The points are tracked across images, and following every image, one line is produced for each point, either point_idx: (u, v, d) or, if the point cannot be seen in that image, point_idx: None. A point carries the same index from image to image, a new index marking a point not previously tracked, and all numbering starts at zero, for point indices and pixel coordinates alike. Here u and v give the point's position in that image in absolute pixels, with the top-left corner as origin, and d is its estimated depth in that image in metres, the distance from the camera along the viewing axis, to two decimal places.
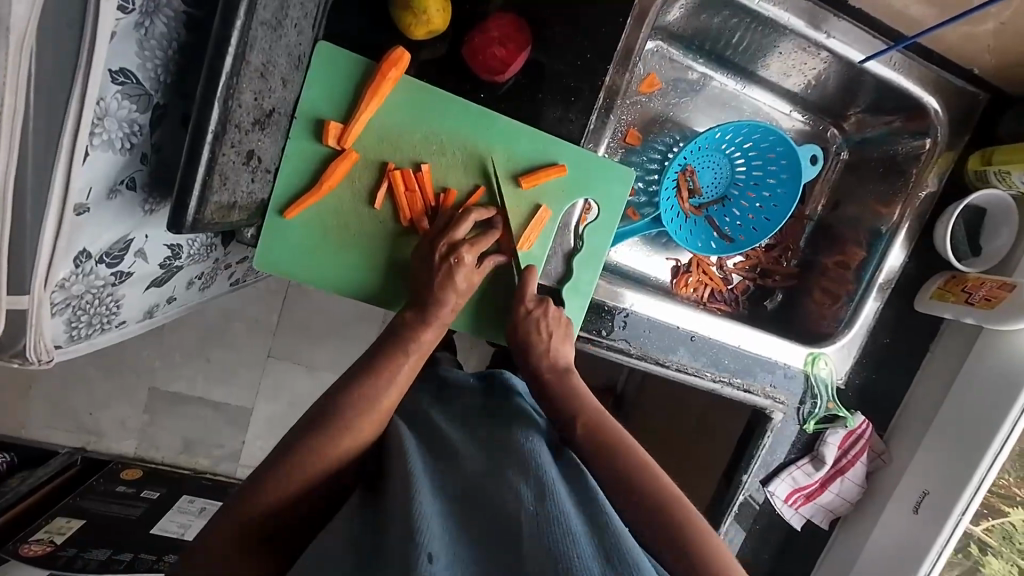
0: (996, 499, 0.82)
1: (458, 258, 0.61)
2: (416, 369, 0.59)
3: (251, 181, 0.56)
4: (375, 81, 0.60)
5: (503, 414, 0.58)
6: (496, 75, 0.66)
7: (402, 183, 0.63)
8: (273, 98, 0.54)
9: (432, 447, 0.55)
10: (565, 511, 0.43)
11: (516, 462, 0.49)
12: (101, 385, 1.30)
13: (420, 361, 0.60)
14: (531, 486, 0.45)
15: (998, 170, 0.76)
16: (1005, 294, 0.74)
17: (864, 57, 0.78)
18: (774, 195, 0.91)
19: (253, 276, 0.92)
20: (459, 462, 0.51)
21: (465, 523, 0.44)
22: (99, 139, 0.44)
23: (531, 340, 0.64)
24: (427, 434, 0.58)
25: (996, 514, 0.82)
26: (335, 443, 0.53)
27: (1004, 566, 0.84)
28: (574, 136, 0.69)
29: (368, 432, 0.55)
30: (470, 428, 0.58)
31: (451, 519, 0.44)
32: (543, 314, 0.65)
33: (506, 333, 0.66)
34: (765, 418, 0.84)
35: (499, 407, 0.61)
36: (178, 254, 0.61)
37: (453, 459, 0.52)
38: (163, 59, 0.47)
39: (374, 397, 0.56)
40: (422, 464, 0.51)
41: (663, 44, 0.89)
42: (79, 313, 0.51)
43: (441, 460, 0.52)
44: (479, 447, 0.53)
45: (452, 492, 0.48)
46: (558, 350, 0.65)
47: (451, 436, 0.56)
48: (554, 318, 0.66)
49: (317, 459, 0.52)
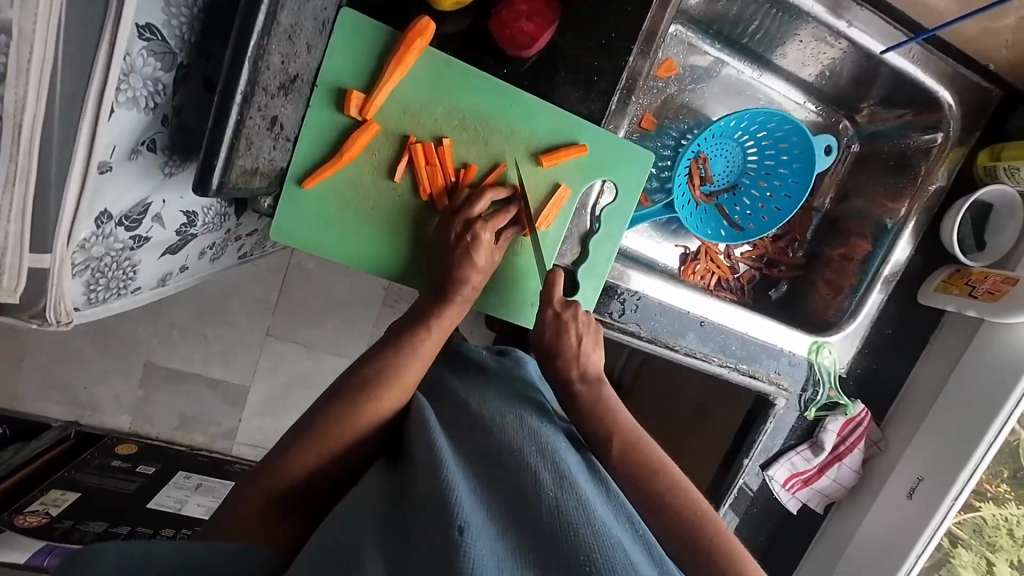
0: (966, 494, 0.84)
1: (479, 235, 0.61)
2: (437, 344, 0.60)
3: (273, 148, 0.55)
4: (399, 51, 0.59)
5: (518, 398, 0.58)
6: (522, 50, 0.65)
7: (424, 157, 0.62)
8: (298, 64, 0.53)
9: (451, 429, 0.54)
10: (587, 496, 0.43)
11: (535, 446, 0.49)
12: (97, 358, 1.29)
13: (442, 336, 0.60)
14: (554, 466, 0.46)
15: (1007, 166, 0.78)
16: (1009, 288, 0.76)
17: (885, 48, 0.78)
18: (785, 184, 0.91)
19: (260, 251, 0.91)
20: (479, 438, 0.51)
21: (486, 500, 0.43)
22: (124, 97, 0.43)
23: (562, 342, 0.64)
24: (443, 415, 0.57)
25: (966, 510, 0.85)
26: (352, 412, 0.54)
27: (971, 557, 0.87)
28: (595, 116, 0.68)
29: (386, 405, 0.55)
30: (488, 402, 0.57)
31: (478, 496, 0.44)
32: (574, 318, 0.65)
33: (535, 337, 0.65)
34: (768, 404, 0.85)
35: (517, 387, 0.60)
36: (193, 221, 0.61)
37: (473, 439, 0.51)
38: (188, 17, 0.46)
39: (394, 369, 0.57)
40: (443, 444, 0.50)
41: (682, 29, 0.88)
42: (97, 276, 0.51)
43: (460, 442, 0.52)
44: (499, 423, 0.53)
45: (471, 468, 0.47)
46: (590, 358, 0.64)
47: (469, 414, 0.55)
48: (585, 323, 0.65)
49: (336, 428, 0.53)
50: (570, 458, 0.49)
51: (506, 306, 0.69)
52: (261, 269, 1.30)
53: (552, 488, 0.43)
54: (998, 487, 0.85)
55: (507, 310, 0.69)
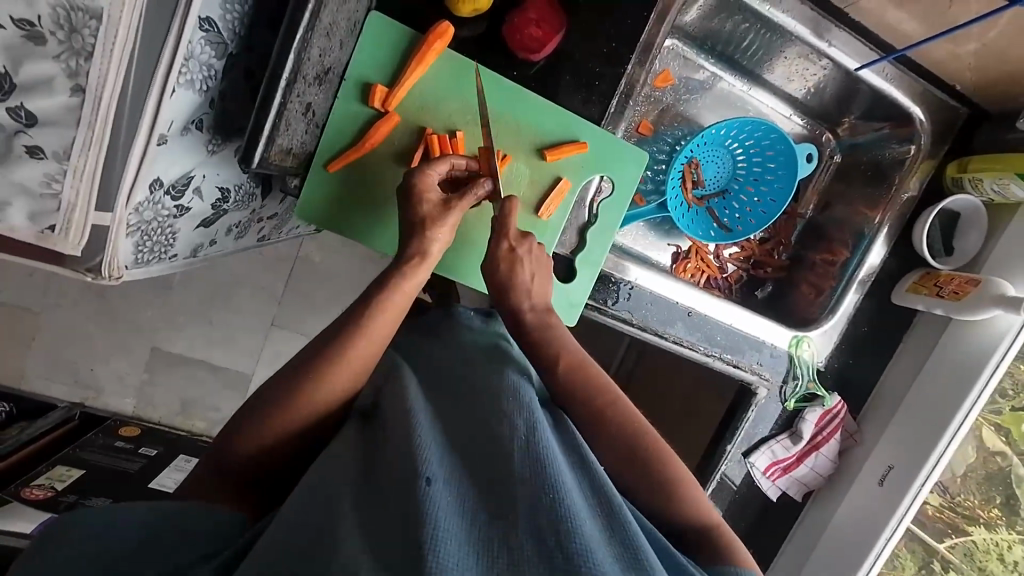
0: (959, 519, 0.91)
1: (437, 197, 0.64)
2: (406, 297, 0.62)
3: (305, 132, 0.61)
4: (421, 50, 0.65)
5: (495, 358, 0.63)
6: (532, 54, 0.71)
7: (437, 146, 0.68)
8: (332, 58, 0.60)
9: (433, 391, 0.60)
10: (548, 452, 0.47)
11: (511, 402, 0.53)
12: (105, 340, 1.33)
13: (409, 289, 0.62)
14: (522, 422, 0.50)
15: (972, 178, 0.84)
16: (972, 288, 0.81)
17: (859, 65, 0.85)
18: (771, 190, 0.98)
19: (277, 236, 0.97)
20: (461, 401, 0.56)
21: (458, 455, 0.49)
22: (185, 79, 0.49)
23: (517, 274, 0.67)
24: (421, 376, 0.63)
25: (957, 534, 0.91)
26: (362, 367, 0.59)
27: None
28: (596, 117, 0.75)
29: (365, 347, 0.59)
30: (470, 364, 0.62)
31: (447, 454, 0.48)
32: (528, 254, 0.68)
33: (495, 275, 0.67)
34: (750, 393, 0.92)
35: (494, 348, 0.65)
36: (226, 198, 0.67)
37: (453, 403, 0.56)
38: (239, 13, 0.53)
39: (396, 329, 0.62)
40: (421, 406, 0.55)
41: (679, 43, 0.95)
42: (146, 238, 0.56)
43: (439, 402, 0.57)
44: (477, 388, 0.57)
45: (447, 428, 0.53)
46: (540, 293, 0.69)
47: (459, 376, 0.61)
48: (537, 259, 0.69)
49: (347, 384, 0.58)
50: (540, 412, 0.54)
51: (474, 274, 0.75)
52: (270, 259, 1.36)
53: (520, 441, 0.47)
54: (989, 513, 0.91)
55: (472, 277, 0.75)
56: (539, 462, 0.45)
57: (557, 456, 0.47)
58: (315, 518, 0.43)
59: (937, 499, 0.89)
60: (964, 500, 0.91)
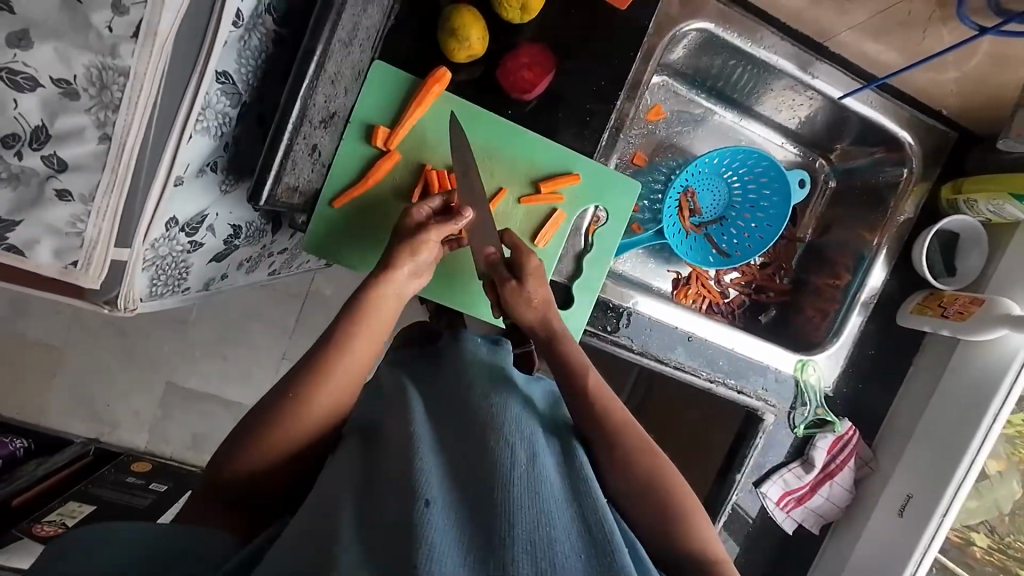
0: (1011, 561, 0.86)
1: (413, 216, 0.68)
2: (380, 328, 0.66)
3: (311, 171, 0.65)
4: (420, 94, 0.70)
5: (499, 380, 0.63)
6: (524, 94, 0.74)
7: (437, 183, 0.72)
8: (337, 103, 0.64)
9: (436, 410, 0.60)
10: (545, 489, 0.47)
11: (512, 430, 0.54)
12: (122, 376, 1.37)
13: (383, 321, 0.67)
14: (524, 453, 0.51)
15: (966, 199, 0.85)
16: (976, 308, 0.80)
17: (843, 94, 0.87)
18: (767, 216, 0.99)
19: (287, 270, 1.00)
20: (463, 422, 0.56)
21: (455, 478, 0.49)
22: (201, 127, 0.54)
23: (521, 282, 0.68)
24: (426, 394, 0.63)
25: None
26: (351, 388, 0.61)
27: None
28: (588, 151, 0.78)
29: (352, 364, 0.64)
30: (476, 381, 0.63)
31: (448, 481, 0.48)
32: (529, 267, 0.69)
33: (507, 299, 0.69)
34: (757, 420, 0.89)
35: (498, 370, 0.66)
36: (238, 233, 0.70)
37: (456, 426, 0.56)
38: (253, 66, 0.58)
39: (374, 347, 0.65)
40: (419, 421, 0.56)
41: (669, 80, 0.98)
42: (160, 272, 0.60)
43: (440, 423, 0.57)
44: (480, 406, 0.57)
45: (448, 448, 0.53)
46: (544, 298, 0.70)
47: (454, 399, 0.61)
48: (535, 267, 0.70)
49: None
50: (543, 446, 0.54)
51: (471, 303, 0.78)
52: (281, 293, 1.40)
53: (519, 470, 0.48)
54: None
55: (473, 305, 0.78)
56: (534, 497, 0.46)
57: (554, 492, 0.48)
58: (313, 539, 0.44)
59: (984, 539, 0.85)
60: (1015, 541, 0.86)
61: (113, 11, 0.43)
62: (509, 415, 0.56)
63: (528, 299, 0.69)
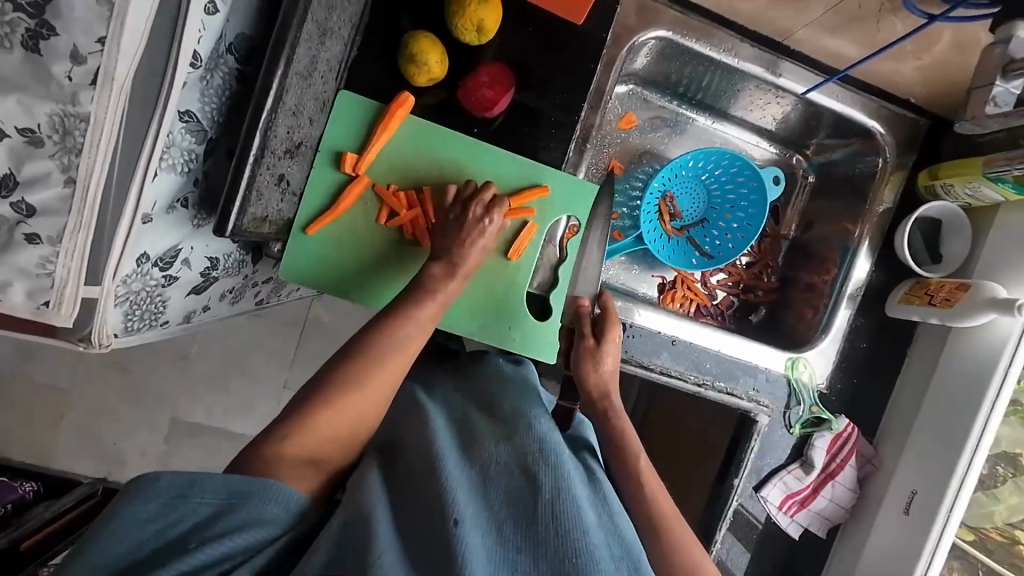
0: None
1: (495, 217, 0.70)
2: (425, 330, 0.65)
3: (280, 201, 0.67)
4: (385, 119, 0.72)
5: (524, 396, 0.67)
6: (486, 112, 0.76)
7: (405, 203, 0.73)
8: (302, 133, 0.66)
9: (456, 427, 0.62)
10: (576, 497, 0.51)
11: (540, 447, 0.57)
12: (129, 414, 1.38)
13: (430, 323, 0.66)
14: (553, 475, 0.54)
15: (943, 183, 0.84)
16: (962, 294, 0.79)
17: (806, 89, 0.87)
18: (747, 215, 0.99)
19: (275, 299, 1.01)
20: (481, 442, 0.59)
21: (487, 496, 0.52)
22: (166, 164, 0.56)
23: (597, 344, 0.74)
24: (442, 406, 0.67)
25: None
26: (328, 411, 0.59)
27: None
28: (556, 162, 0.79)
29: (389, 376, 0.61)
30: (502, 397, 0.66)
31: (479, 500, 0.51)
32: (608, 341, 0.73)
33: (574, 351, 0.74)
34: (751, 422, 0.88)
35: (527, 385, 0.70)
36: (215, 265, 0.72)
37: (484, 441, 0.59)
38: (217, 104, 0.60)
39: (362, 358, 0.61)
40: (445, 441, 0.58)
41: (637, 88, 0.99)
42: (134, 307, 0.61)
43: (468, 439, 0.60)
44: (499, 430, 0.60)
45: (476, 463, 0.56)
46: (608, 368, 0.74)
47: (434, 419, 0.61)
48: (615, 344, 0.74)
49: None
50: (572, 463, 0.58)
51: (461, 325, 0.77)
52: (278, 323, 1.41)
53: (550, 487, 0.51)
54: None
55: (451, 322, 0.78)
56: (566, 511, 0.49)
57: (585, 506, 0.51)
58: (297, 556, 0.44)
59: None
60: None
61: (72, 61, 0.46)
62: (536, 429, 0.60)
63: (597, 364, 0.73)
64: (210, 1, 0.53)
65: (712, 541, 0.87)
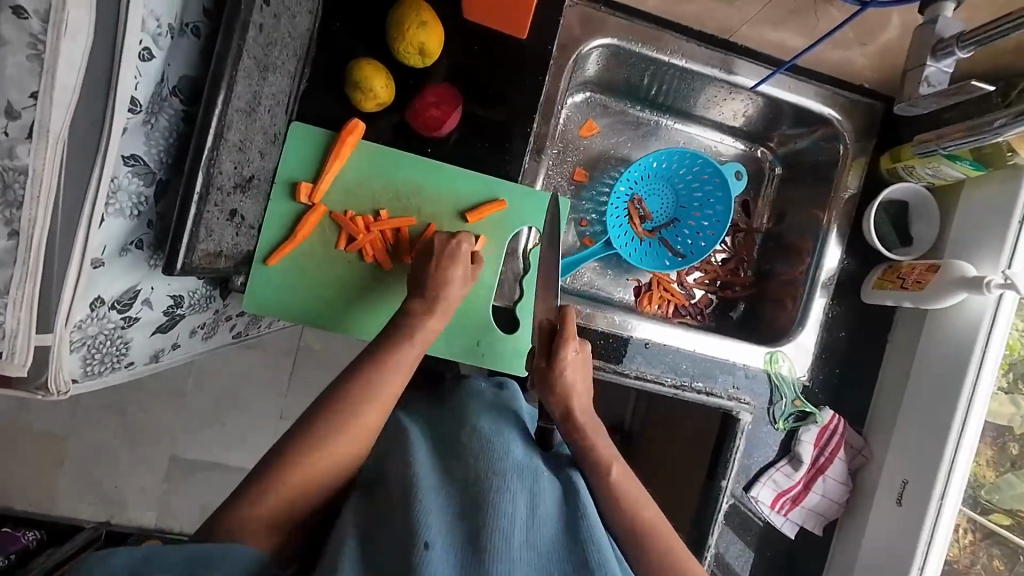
0: None
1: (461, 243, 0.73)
2: (405, 376, 0.66)
3: (236, 235, 0.68)
4: (336, 146, 0.73)
5: (502, 416, 0.67)
6: (436, 131, 0.77)
7: (363, 227, 0.74)
8: (253, 167, 0.67)
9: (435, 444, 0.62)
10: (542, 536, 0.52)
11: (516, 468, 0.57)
12: (126, 456, 1.36)
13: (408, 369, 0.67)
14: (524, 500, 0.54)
15: (904, 166, 0.83)
16: (932, 276, 0.78)
17: (755, 83, 0.88)
18: (716, 212, 0.98)
19: (254, 330, 1.02)
20: (468, 455, 0.58)
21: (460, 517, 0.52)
22: (113, 209, 0.57)
23: (558, 354, 0.69)
24: (425, 421, 0.66)
25: None
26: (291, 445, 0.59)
27: None
28: (513, 175, 0.80)
29: (375, 414, 0.62)
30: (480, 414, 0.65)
31: (451, 521, 0.51)
32: (572, 350, 0.69)
33: (535, 362, 0.70)
34: (734, 420, 0.84)
35: (502, 407, 0.69)
36: (180, 303, 0.72)
37: (458, 459, 0.58)
38: (165, 146, 0.61)
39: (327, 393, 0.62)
40: (425, 462, 0.57)
41: (594, 95, 1.00)
42: (93, 351, 0.62)
43: (444, 459, 0.59)
44: (483, 442, 0.59)
45: (450, 481, 0.55)
46: (578, 390, 0.69)
47: (400, 440, 0.61)
48: (579, 354, 0.70)
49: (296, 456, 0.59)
50: (545, 486, 0.58)
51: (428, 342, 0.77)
52: (270, 352, 1.38)
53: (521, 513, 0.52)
54: None
55: None
56: None
57: None
58: None
59: None
60: None
61: (7, 117, 0.47)
62: (511, 450, 0.59)
63: (557, 386, 0.68)
64: (144, 47, 0.54)
65: (707, 547, 0.84)
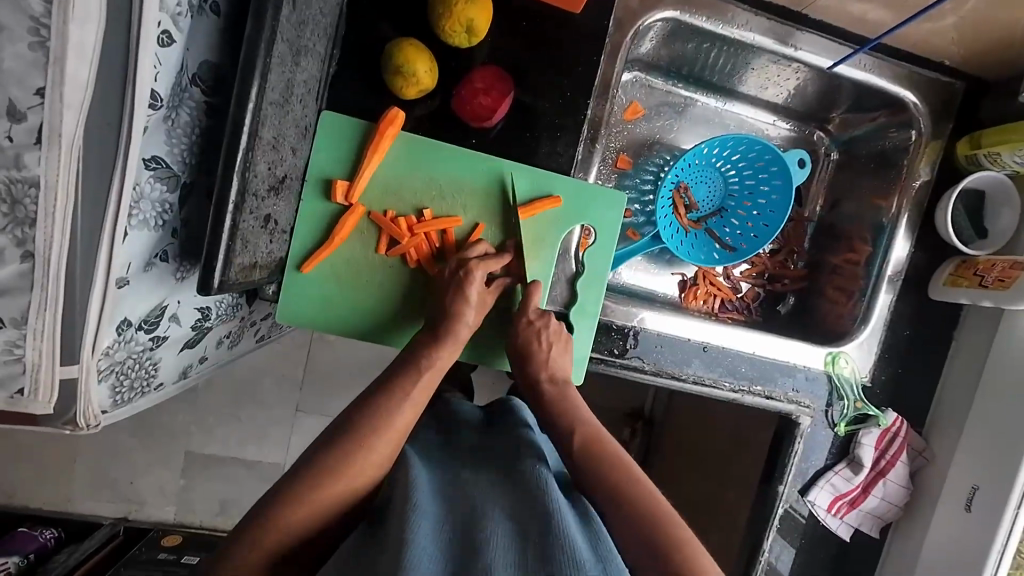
0: None
1: (477, 273, 0.65)
2: (426, 395, 0.60)
3: (270, 243, 0.61)
4: (375, 139, 0.65)
5: (511, 440, 0.61)
6: (484, 122, 0.69)
7: (406, 229, 0.67)
8: (285, 166, 0.60)
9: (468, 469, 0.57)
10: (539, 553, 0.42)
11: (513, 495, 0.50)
12: (141, 453, 1.31)
13: (430, 388, 0.61)
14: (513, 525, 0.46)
15: (988, 152, 0.77)
16: (1019, 273, 0.73)
17: (833, 63, 0.80)
18: (769, 201, 0.92)
19: (277, 332, 0.95)
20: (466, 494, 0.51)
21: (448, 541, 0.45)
22: (136, 220, 0.49)
23: (530, 348, 0.67)
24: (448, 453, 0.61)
25: None
26: (339, 476, 0.53)
27: None
28: (565, 168, 0.72)
29: (405, 418, 0.58)
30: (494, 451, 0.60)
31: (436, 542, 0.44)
32: (545, 326, 0.68)
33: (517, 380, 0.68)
34: (793, 424, 0.81)
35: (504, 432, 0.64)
36: (207, 315, 0.66)
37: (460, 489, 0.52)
38: (188, 143, 0.53)
39: (384, 414, 0.57)
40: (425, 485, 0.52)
41: (641, 74, 0.92)
42: (122, 378, 0.56)
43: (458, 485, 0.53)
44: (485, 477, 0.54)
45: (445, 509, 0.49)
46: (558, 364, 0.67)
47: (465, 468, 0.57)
48: (556, 331, 0.68)
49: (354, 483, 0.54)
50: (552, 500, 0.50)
51: (477, 353, 0.72)
52: (286, 347, 1.31)
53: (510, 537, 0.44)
54: None
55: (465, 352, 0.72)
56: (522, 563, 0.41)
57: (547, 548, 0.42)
58: None
59: None
60: None
61: (9, 119, 0.40)
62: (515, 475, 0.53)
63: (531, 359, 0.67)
64: (163, 30, 0.46)
65: (761, 550, 0.82)
